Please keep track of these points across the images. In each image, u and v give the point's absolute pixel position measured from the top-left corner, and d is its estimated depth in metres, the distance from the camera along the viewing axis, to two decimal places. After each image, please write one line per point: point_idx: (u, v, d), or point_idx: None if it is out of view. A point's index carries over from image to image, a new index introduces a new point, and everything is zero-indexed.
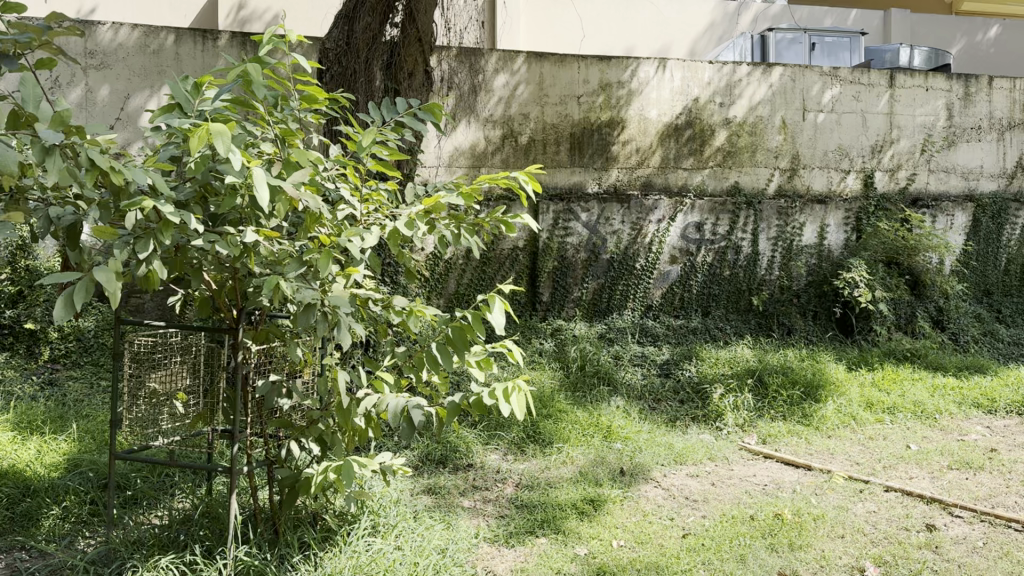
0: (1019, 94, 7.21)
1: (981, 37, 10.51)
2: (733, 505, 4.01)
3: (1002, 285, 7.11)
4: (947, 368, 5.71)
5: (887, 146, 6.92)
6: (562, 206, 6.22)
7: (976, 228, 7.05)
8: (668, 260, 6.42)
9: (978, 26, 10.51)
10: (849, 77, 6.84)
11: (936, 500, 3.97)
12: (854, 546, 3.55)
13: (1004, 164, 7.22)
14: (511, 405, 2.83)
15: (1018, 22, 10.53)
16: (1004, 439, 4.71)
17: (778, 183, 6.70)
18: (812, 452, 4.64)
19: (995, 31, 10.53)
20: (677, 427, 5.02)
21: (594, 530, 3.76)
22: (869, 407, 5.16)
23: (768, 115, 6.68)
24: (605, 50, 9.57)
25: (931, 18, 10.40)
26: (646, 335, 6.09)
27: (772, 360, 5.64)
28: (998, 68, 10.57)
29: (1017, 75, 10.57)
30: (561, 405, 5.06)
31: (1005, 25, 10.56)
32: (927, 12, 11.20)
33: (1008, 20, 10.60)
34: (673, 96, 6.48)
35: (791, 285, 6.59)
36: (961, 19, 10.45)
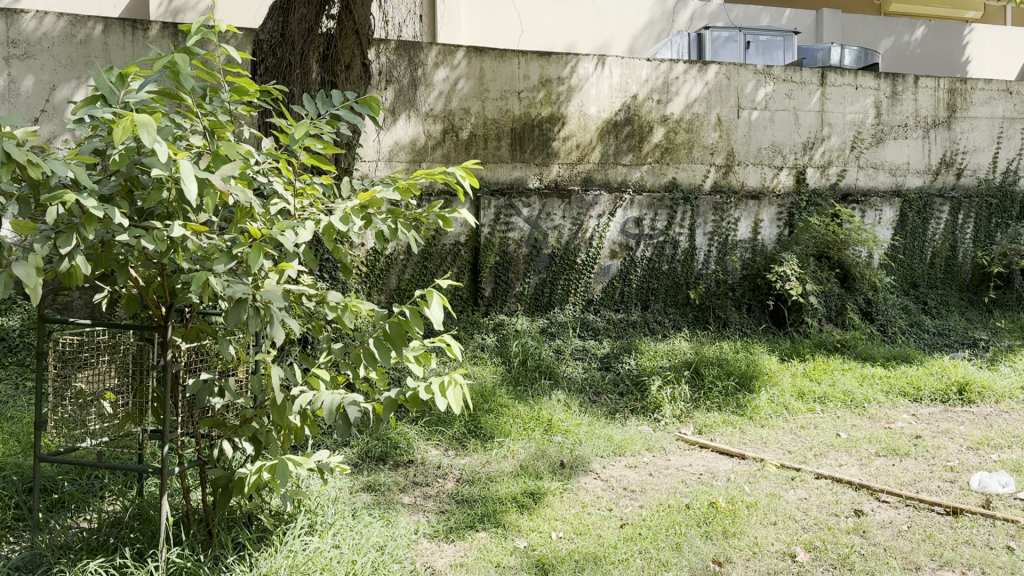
0: (943, 92, 7.46)
1: (908, 37, 10.87)
2: (669, 495, 4.09)
3: (928, 278, 7.37)
4: (876, 358, 5.88)
5: (819, 143, 7.11)
6: (503, 201, 6.22)
7: (903, 223, 7.30)
8: (608, 255, 6.48)
9: (905, 26, 10.87)
10: (781, 75, 6.99)
11: (863, 486, 4.11)
12: (785, 532, 3.65)
13: (930, 161, 7.46)
14: (447, 400, 2.84)
15: (942, 23, 10.92)
16: (927, 426, 4.88)
17: (714, 180, 6.83)
18: (746, 441, 4.74)
19: (921, 31, 10.92)
20: (617, 419, 5.08)
21: (534, 523, 3.78)
22: (801, 396, 5.30)
23: (704, 112, 6.79)
24: (545, 46, 9.61)
25: (861, 18, 10.70)
26: (587, 329, 6.16)
27: (708, 352, 5.75)
28: (924, 67, 10.95)
29: (942, 74, 10.97)
30: (502, 399, 5.07)
31: (930, 26, 10.94)
32: (856, 12, 11.53)
33: (933, 22, 10.98)
34: (612, 93, 6.55)
35: (726, 279, 6.72)
36: (889, 20, 10.78)
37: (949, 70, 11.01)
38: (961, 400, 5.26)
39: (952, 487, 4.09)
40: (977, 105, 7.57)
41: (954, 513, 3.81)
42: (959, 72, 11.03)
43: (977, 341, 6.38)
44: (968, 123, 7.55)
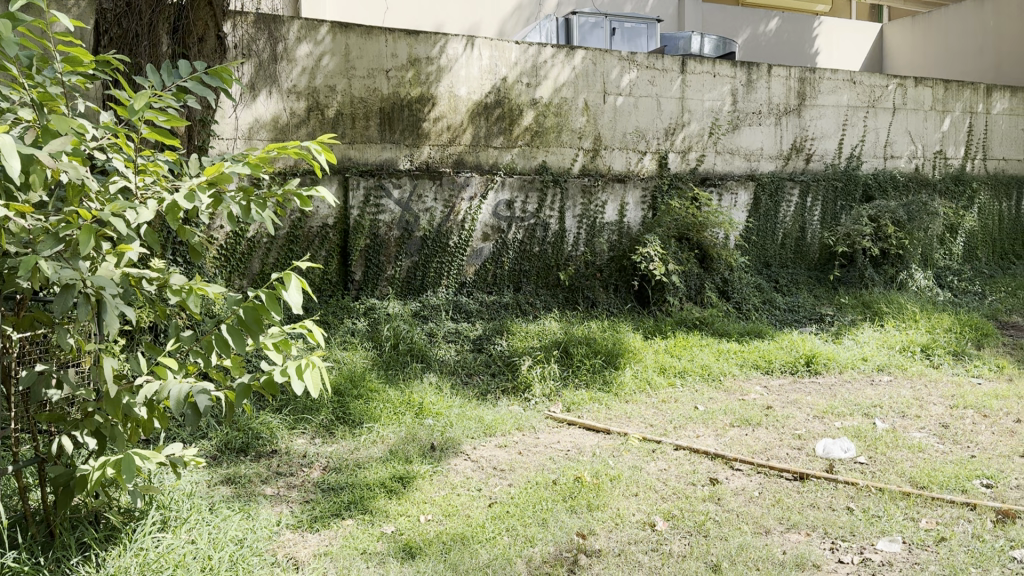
0: (794, 82, 7.88)
1: (763, 28, 11.43)
2: (537, 472, 4.15)
3: (779, 257, 7.81)
4: (731, 334, 6.19)
5: (679, 129, 7.37)
6: (373, 182, 6.11)
7: (757, 206, 7.71)
8: (480, 237, 6.51)
9: (761, 17, 11.43)
10: (645, 62, 7.19)
11: (719, 456, 4.32)
12: (646, 503, 3.79)
13: (781, 147, 7.89)
14: (305, 382, 2.68)
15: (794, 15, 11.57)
16: (777, 397, 5.19)
17: (583, 163, 6.97)
18: (611, 417, 4.88)
19: (775, 23, 11.49)
20: (488, 400, 5.10)
21: (402, 507, 3.75)
22: (662, 371, 5.51)
23: (572, 96, 6.91)
24: (414, 25, 9.49)
25: (720, 8, 11.15)
26: (459, 312, 6.15)
27: (577, 332, 5.87)
28: (778, 56, 11.54)
29: (795, 63, 11.61)
30: (372, 384, 4.98)
31: (784, 17, 11.55)
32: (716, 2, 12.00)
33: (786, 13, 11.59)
34: (481, 75, 6.54)
35: (594, 260, 6.88)
36: (746, 11, 11.30)
37: (801, 60, 11.67)
38: (808, 371, 5.62)
39: (800, 454, 4.36)
40: (825, 94, 8.05)
41: (800, 479, 4.07)
42: (809, 62, 11.73)
43: (823, 316, 6.82)
44: (816, 111, 8.02)
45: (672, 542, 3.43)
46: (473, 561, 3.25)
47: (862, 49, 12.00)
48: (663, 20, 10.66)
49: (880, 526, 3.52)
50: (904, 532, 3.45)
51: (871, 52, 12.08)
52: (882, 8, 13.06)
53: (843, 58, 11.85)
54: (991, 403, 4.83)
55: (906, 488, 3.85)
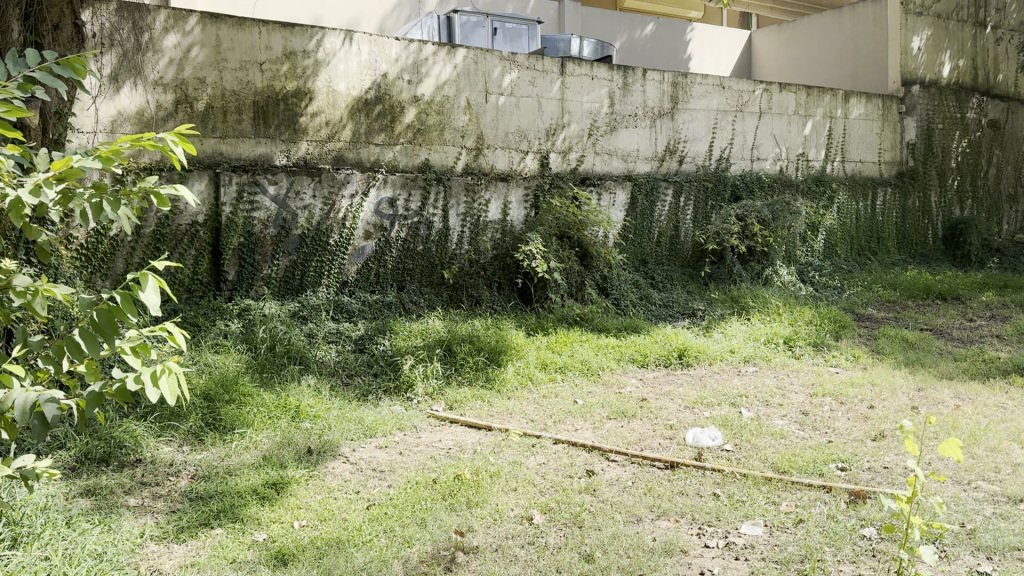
0: (668, 86, 8.18)
1: (639, 33, 11.77)
2: (417, 471, 4.13)
3: (655, 255, 8.08)
4: (610, 330, 6.36)
5: (560, 130, 7.52)
6: (247, 177, 5.92)
7: (634, 206, 7.95)
8: (362, 235, 6.42)
9: (637, 22, 11.77)
10: (525, 63, 7.29)
11: (595, 448, 4.43)
12: (524, 497, 3.84)
13: (657, 148, 8.17)
14: (160, 389, 2.55)
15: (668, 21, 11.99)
16: (652, 389, 5.38)
17: (465, 162, 7.00)
18: (493, 413, 4.92)
19: (650, 28, 11.86)
20: (369, 401, 5.04)
21: (275, 514, 3.66)
22: (544, 367, 5.60)
23: (453, 95, 6.92)
24: (289, 17, 9.25)
25: (598, 12, 11.42)
26: (341, 312, 6.06)
27: (460, 330, 5.88)
28: (653, 61, 11.93)
29: (669, 68, 12.05)
30: (246, 388, 4.83)
31: (658, 23, 11.96)
32: (596, 5, 12.28)
33: (661, 19, 12.00)
34: (361, 70, 6.44)
35: (478, 259, 6.92)
36: (623, 16, 11.63)
37: (674, 65, 12.13)
38: (681, 364, 5.85)
39: (671, 443, 4.53)
40: (696, 98, 8.39)
41: (671, 467, 4.23)
42: (682, 67, 12.20)
43: (695, 311, 7.11)
44: (687, 115, 8.35)
45: (548, 535, 3.50)
46: (348, 564, 3.21)
47: (731, 56, 12.60)
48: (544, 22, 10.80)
49: (744, 511, 3.70)
50: (766, 516, 3.65)
51: (740, 59, 12.69)
52: (752, 16, 13.70)
53: (714, 64, 12.39)
54: (846, 391, 5.16)
55: (768, 473, 4.07)
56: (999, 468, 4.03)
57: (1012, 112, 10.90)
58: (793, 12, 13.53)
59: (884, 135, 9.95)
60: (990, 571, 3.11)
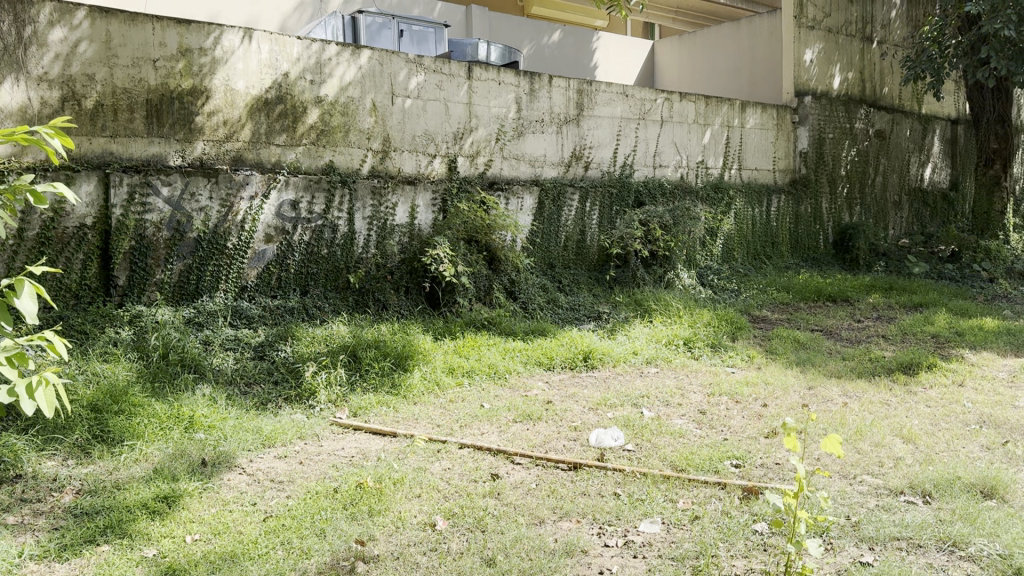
0: (574, 92, 8.31)
1: (546, 40, 11.90)
2: (317, 480, 4.04)
3: (562, 259, 8.17)
4: (517, 333, 6.40)
5: (467, 134, 7.53)
6: (139, 178, 5.70)
7: (541, 210, 8.03)
8: (262, 239, 6.27)
9: (545, 29, 11.90)
10: (432, 66, 7.26)
11: (500, 451, 4.43)
12: (427, 503, 3.79)
13: (563, 154, 8.29)
14: (36, 402, 2.39)
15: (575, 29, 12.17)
16: (557, 391, 5.44)
17: (371, 165, 6.92)
18: (398, 419, 4.86)
19: (557, 35, 12.01)
20: (268, 410, 4.91)
21: (166, 528, 3.52)
22: (451, 372, 5.58)
23: (358, 96, 6.83)
24: (185, 14, 8.93)
25: (505, 17, 11.48)
26: (239, 318, 5.90)
27: (365, 335, 5.79)
28: (560, 68, 12.09)
29: (576, 75, 12.23)
30: (136, 398, 4.63)
31: (566, 31, 12.11)
32: (503, 12, 12.36)
33: (568, 26, 12.17)
34: (261, 69, 6.28)
35: (385, 263, 6.85)
36: (530, 23, 11.73)
37: (581, 73, 12.33)
38: (586, 365, 5.94)
39: (574, 445, 4.58)
40: (601, 105, 8.55)
41: (574, 468, 4.27)
42: (588, 74, 12.41)
43: (600, 314, 7.23)
44: (593, 122, 8.50)
45: (451, 540, 3.48)
46: None
47: (635, 65, 12.91)
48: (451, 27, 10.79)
49: (643, 509, 3.78)
50: (664, 514, 3.74)
51: (644, 67, 13.00)
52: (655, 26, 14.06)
53: (619, 72, 12.66)
54: (742, 390, 5.34)
55: (667, 471, 4.17)
56: (881, 462, 4.25)
57: (896, 123, 11.56)
58: (695, 22, 13.95)
59: (778, 144, 10.37)
60: (871, 561, 3.28)
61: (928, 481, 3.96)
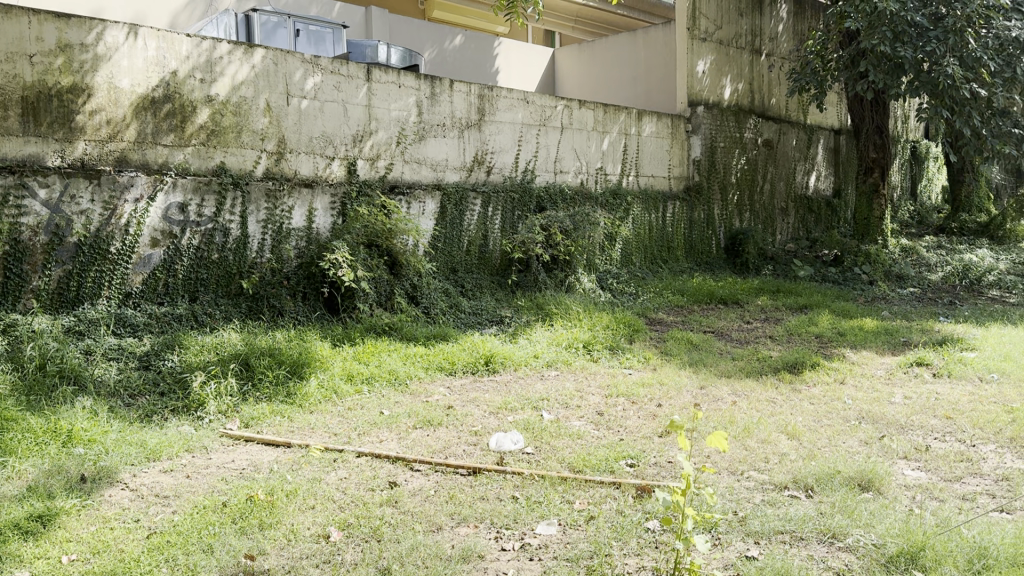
0: (475, 97, 8.34)
1: (447, 44, 11.92)
2: (205, 495, 3.90)
3: (465, 263, 8.17)
4: (418, 338, 6.36)
5: (366, 137, 7.43)
6: (12, 179, 5.40)
7: (443, 214, 8.01)
8: (148, 243, 6.03)
9: (446, 34, 11.92)
10: (329, 66, 7.14)
11: (399, 458, 4.37)
12: (321, 515, 3.71)
13: (465, 158, 8.30)
14: None
15: (476, 34, 12.23)
16: (458, 396, 5.43)
17: (265, 166, 6.75)
18: (294, 429, 4.74)
19: (459, 40, 12.04)
20: (153, 422, 4.71)
21: (40, 549, 3.33)
22: (349, 379, 5.49)
23: (251, 96, 6.65)
24: (65, 7, 8.51)
25: (406, 20, 11.43)
26: (123, 326, 5.65)
27: (259, 343, 5.64)
28: (462, 72, 12.11)
29: (478, 80, 12.29)
30: (8, 412, 4.36)
31: (467, 36, 12.16)
32: (403, 15, 12.29)
33: (469, 32, 12.22)
34: (147, 67, 6.03)
35: (281, 268, 6.71)
36: (431, 27, 11.73)
37: (483, 77, 12.38)
38: (487, 370, 5.96)
39: (474, 449, 4.58)
40: (502, 110, 8.61)
41: (474, 473, 4.26)
42: (490, 80, 12.48)
43: (502, 318, 7.26)
44: (494, 127, 8.54)
45: (345, 551, 3.40)
46: None
47: (537, 71, 13.07)
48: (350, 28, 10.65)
49: (540, 511, 3.81)
50: (560, 515, 3.78)
51: (545, 75, 13.18)
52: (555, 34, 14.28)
53: (520, 78, 12.80)
54: (638, 391, 5.47)
55: (564, 473, 4.22)
56: (767, 458, 4.43)
57: (784, 133, 12.12)
58: (594, 31, 14.26)
59: (673, 152, 10.68)
60: (755, 555, 3.40)
61: (810, 476, 4.15)
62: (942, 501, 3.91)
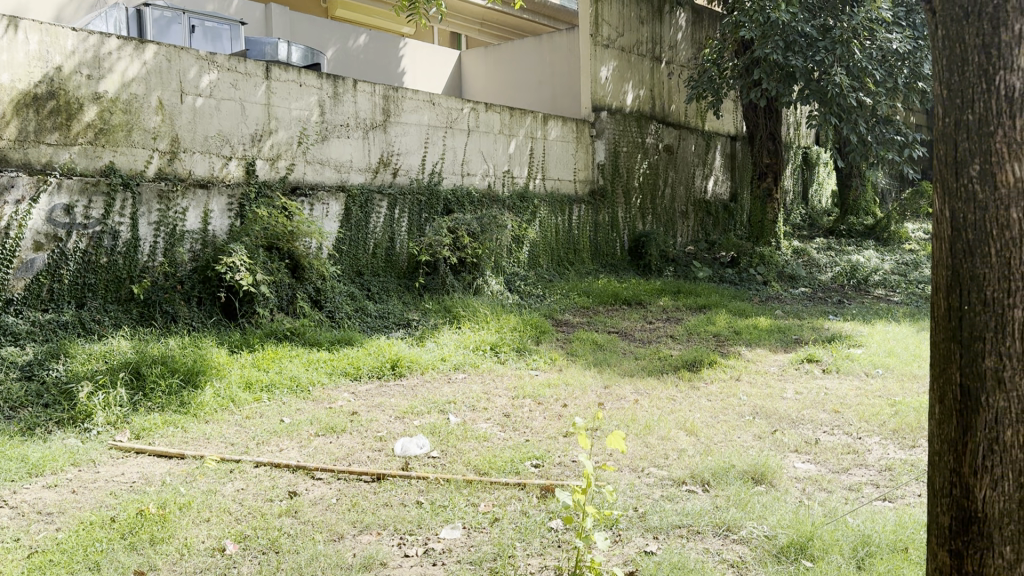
0: (379, 98, 8.25)
1: (351, 43, 11.78)
2: (92, 511, 3.72)
3: (371, 266, 8.08)
4: (321, 344, 6.24)
5: (265, 136, 7.25)
6: None
7: (347, 216, 7.90)
8: (31, 247, 5.70)
9: (349, 33, 11.77)
10: (225, 64, 6.93)
11: (300, 467, 4.28)
12: (216, 527, 3.59)
13: (370, 160, 8.20)
14: None
15: (380, 34, 12.13)
16: (363, 402, 5.36)
17: (158, 166, 6.50)
18: (188, 440, 4.58)
19: (363, 40, 11.92)
20: (36, 436, 4.47)
21: None
22: (248, 387, 5.34)
23: (143, 93, 6.39)
24: None
25: (309, 19, 11.23)
26: (3, 334, 5.33)
27: (152, 351, 5.41)
28: (366, 72, 11.99)
29: (382, 81, 12.19)
30: None
31: (371, 36, 12.05)
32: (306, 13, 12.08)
33: (374, 32, 12.11)
34: (29, 61, 5.71)
35: (175, 272, 6.48)
36: (334, 25, 11.56)
37: (387, 78, 12.29)
38: (393, 374, 5.91)
39: (379, 455, 4.53)
40: (408, 112, 8.55)
41: (378, 480, 4.21)
42: (395, 81, 12.40)
43: (409, 322, 7.21)
44: (400, 128, 8.48)
45: (241, 564, 3.30)
46: None
47: (443, 73, 13.06)
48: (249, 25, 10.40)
49: (444, 516, 3.79)
50: (465, 518, 3.77)
51: (452, 77, 13.18)
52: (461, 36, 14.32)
53: (426, 80, 12.76)
54: (544, 392, 5.53)
55: (469, 476, 4.22)
56: (667, 454, 4.56)
57: (683, 138, 12.51)
58: (500, 35, 14.40)
59: (578, 156, 10.85)
60: (654, 550, 3.49)
61: (707, 471, 4.29)
62: (829, 492, 4.11)
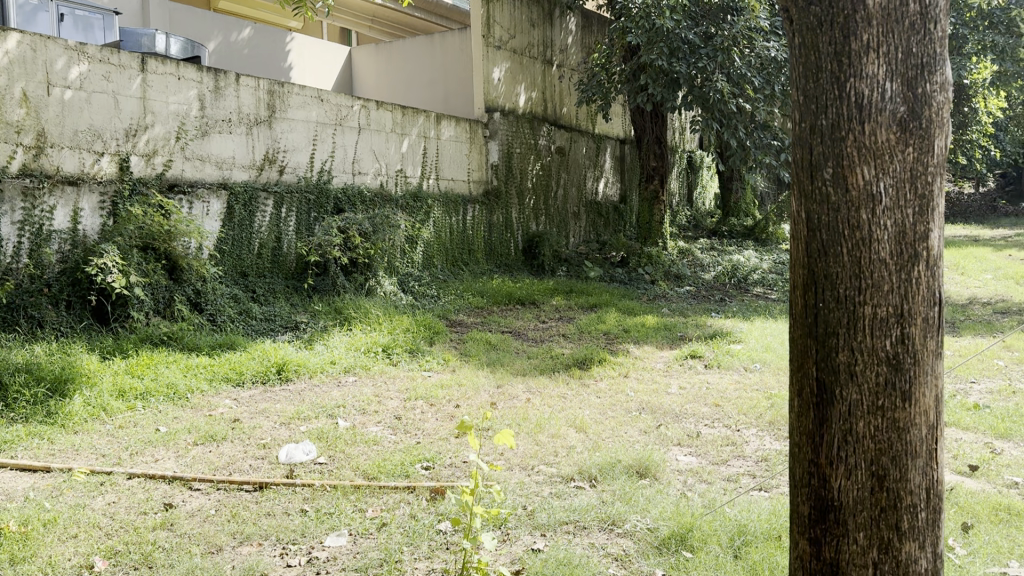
0: (264, 93, 8.03)
1: (235, 36, 11.42)
2: None
3: (255, 267, 7.87)
4: (200, 348, 6.04)
5: (140, 131, 6.92)
6: None
7: (229, 216, 7.67)
8: None
9: (232, 25, 11.40)
10: (97, 55, 6.55)
11: (176, 478, 4.11)
12: (84, 544, 3.41)
13: (254, 157, 7.97)
14: None
15: (266, 28, 11.81)
16: (246, 408, 5.20)
17: (22, 162, 6.11)
18: (55, 452, 4.33)
19: (247, 32, 11.57)
20: None
21: None
22: (121, 395, 5.10)
23: (4, 84, 5.96)
24: None
25: (189, 10, 10.79)
26: None
27: (14, 358, 5.10)
28: (251, 67, 11.67)
29: (268, 75, 11.88)
30: None
31: (256, 29, 11.72)
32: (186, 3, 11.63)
33: (259, 25, 11.78)
34: None
35: (41, 274, 6.14)
36: (216, 17, 11.17)
37: (273, 73, 11.98)
38: (279, 379, 5.76)
39: (263, 463, 4.41)
40: (294, 108, 8.35)
41: (260, 489, 4.09)
42: (282, 76, 12.11)
43: (297, 324, 7.06)
44: (285, 125, 8.27)
45: None
46: None
47: (333, 70, 12.84)
48: (124, 15, 9.94)
49: (330, 523, 3.72)
50: (351, 525, 3.72)
51: (341, 74, 12.99)
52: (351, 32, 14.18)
53: (315, 76, 12.52)
54: (436, 393, 5.52)
55: (357, 481, 4.16)
56: (556, 451, 4.63)
57: (575, 141, 12.75)
58: (389, 32, 14.40)
59: (472, 156, 10.87)
60: (541, 547, 3.54)
61: (594, 467, 4.38)
62: (710, 483, 4.28)
